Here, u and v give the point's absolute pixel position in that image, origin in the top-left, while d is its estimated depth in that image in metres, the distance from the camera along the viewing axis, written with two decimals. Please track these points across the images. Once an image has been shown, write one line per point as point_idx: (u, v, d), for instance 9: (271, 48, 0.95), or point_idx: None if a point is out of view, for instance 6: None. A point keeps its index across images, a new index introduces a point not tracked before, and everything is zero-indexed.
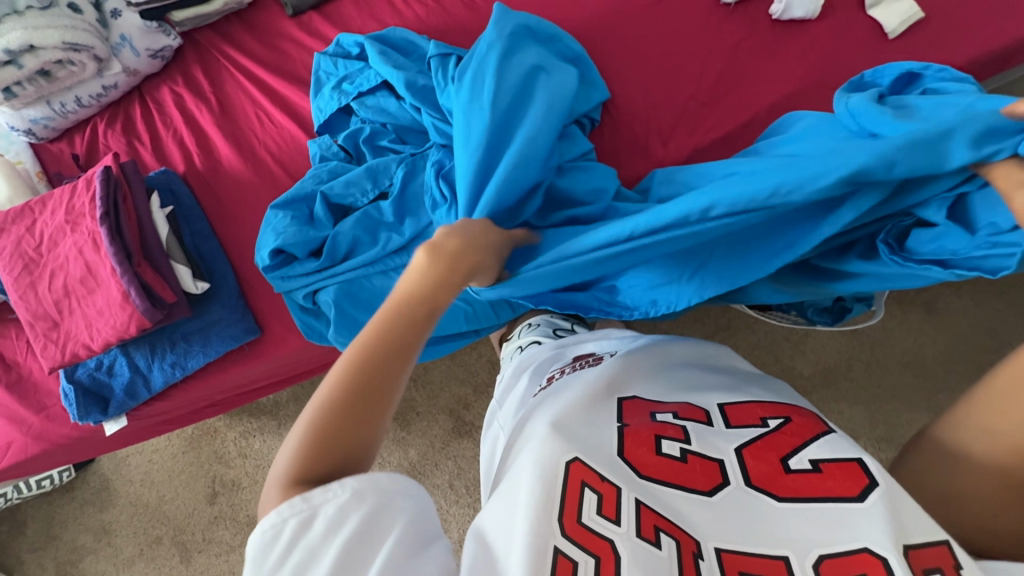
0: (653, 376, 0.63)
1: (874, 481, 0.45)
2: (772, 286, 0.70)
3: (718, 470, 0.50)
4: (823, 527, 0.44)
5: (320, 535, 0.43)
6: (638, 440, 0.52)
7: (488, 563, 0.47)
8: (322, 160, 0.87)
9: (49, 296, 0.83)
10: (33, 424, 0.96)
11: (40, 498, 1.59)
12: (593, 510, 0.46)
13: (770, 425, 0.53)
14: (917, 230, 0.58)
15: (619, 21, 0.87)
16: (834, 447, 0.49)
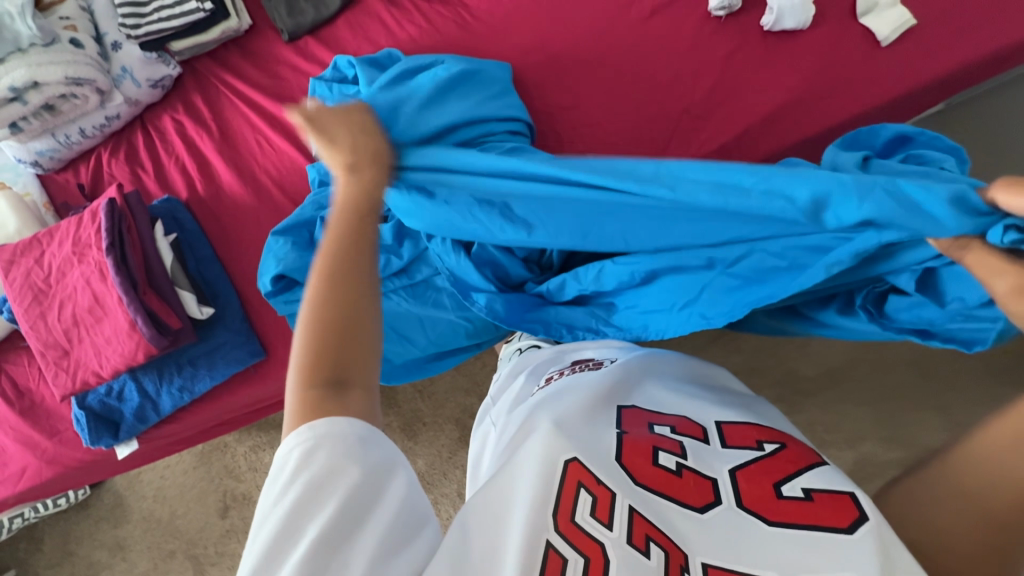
0: (649, 387, 0.64)
1: (864, 515, 0.45)
2: (762, 318, 0.71)
3: (710, 488, 0.50)
4: (810, 552, 0.43)
5: (319, 474, 0.41)
6: (636, 450, 0.53)
7: (468, 545, 0.45)
8: (320, 184, 0.88)
9: (59, 326, 0.85)
10: (47, 449, 0.98)
11: (55, 516, 1.62)
12: (586, 511, 0.47)
13: (766, 448, 0.53)
14: (893, 296, 0.60)
15: (611, 36, 0.88)
16: (826, 477, 0.50)
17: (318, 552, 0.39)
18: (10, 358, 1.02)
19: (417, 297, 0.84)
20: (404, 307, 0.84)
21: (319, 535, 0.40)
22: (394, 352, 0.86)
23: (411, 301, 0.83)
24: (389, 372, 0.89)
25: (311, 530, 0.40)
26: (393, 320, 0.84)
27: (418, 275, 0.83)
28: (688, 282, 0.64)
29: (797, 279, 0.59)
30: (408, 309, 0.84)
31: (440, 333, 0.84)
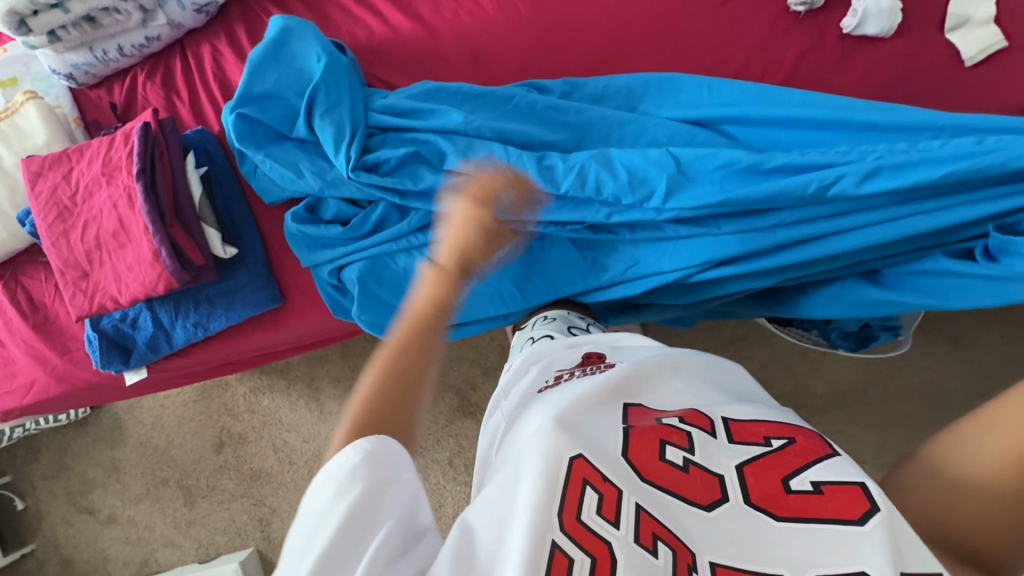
0: (662, 386, 0.59)
1: (875, 506, 0.43)
2: (867, 284, 0.71)
3: (718, 485, 0.47)
4: (822, 549, 0.42)
5: (327, 495, 0.42)
6: (642, 444, 0.49)
7: (475, 561, 0.43)
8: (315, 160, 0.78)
9: (81, 247, 0.84)
10: (57, 365, 0.99)
11: (68, 428, 1.88)
12: (593, 510, 0.44)
13: (772, 444, 0.50)
14: (918, 277, 0.68)
15: (680, 21, 0.83)
16: (838, 469, 0.47)
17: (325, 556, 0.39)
18: (28, 272, 1.01)
19: None
20: None
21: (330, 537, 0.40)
22: None
23: None
24: None
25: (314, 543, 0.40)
26: None
27: (421, 221, 0.78)
28: (776, 223, 0.67)
29: (864, 229, 0.65)
30: None
31: (464, 300, 0.80)
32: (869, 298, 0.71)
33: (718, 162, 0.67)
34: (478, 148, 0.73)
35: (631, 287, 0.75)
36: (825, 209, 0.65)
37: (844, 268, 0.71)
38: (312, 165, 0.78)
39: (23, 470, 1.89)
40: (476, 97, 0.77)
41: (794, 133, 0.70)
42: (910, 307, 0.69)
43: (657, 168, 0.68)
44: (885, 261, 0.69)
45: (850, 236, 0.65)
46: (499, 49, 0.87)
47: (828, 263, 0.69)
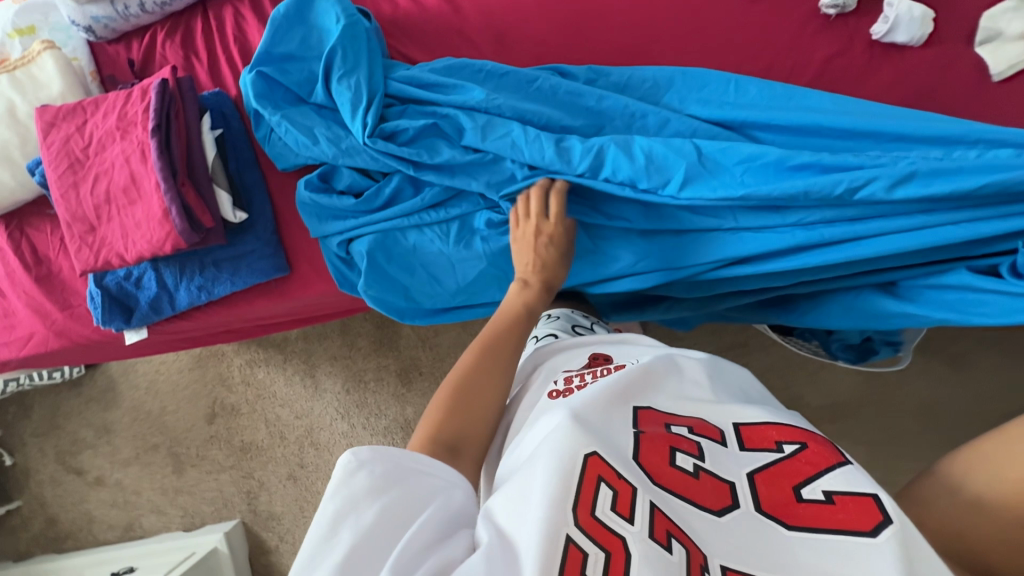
0: (672, 385, 0.59)
1: (887, 517, 0.42)
2: (880, 295, 0.71)
3: (728, 492, 0.48)
4: (831, 560, 0.42)
5: (359, 490, 0.45)
6: (653, 447, 0.50)
7: (494, 552, 0.44)
8: (332, 126, 0.77)
9: (90, 200, 0.83)
10: (57, 320, 0.98)
11: (61, 389, 1.88)
12: (607, 506, 0.45)
13: (784, 450, 0.50)
14: (935, 292, 0.68)
15: (708, 17, 0.83)
16: (850, 478, 0.46)
17: (357, 549, 0.42)
18: (33, 224, 1.00)
19: (452, 238, 0.79)
20: (438, 247, 0.80)
21: (353, 544, 0.42)
22: (422, 293, 0.82)
23: (444, 242, 0.79)
24: (409, 313, 0.86)
25: (346, 537, 0.43)
26: (425, 259, 0.80)
27: (434, 193, 0.78)
28: (795, 223, 0.66)
29: (884, 239, 0.64)
30: (440, 250, 0.79)
31: (472, 280, 0.80)
32: (879, 308, 0.71)
33: (741, 155, 0.66)
34: (497, 126, 0.73)
35: (642, 280, 0.75)
36: (845, 212, 0.65)
37: (861, 275, 0.71)
38: (328, 132, 0.77)
39: (14, 427, 1.90)
40: (498, 76, 0.76)
41: (825, 123, 0.68)
42: (924, 322, 0.69)
43: (677, 156, 0.67)
44: (901, 273, 0.69)
45: (875, 242, 0.64)
46: (523, 33, 0.87)
47: (845, 270, 0.69)
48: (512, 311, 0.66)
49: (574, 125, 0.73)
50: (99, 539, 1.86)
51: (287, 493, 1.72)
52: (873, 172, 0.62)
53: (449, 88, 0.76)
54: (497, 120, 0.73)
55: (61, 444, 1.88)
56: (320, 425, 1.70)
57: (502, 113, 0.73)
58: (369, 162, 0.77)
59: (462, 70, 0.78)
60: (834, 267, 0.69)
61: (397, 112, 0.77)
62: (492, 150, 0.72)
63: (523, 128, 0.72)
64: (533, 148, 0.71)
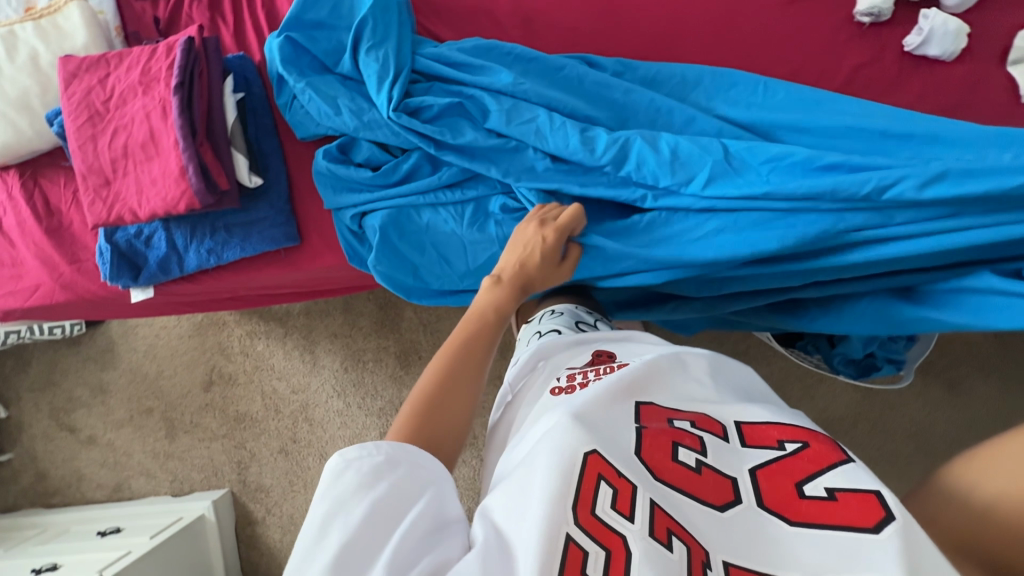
0: (676, 381, 0.58)
1: (890, 514, 0.42)
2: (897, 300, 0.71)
3: (730, 487, 0.48)
4: (834, 557, 0.42)
5: (348, 490, 0.45)
6: (654, 445, 0.50)
7: (494, 549, 0.46)
8: (356, 97, 0.77)
9: (107, 154, 0.83)
10: (64, 273, 0.98)
11: (60, 346, 1.88)
12: (607, 504, 0.46)
13: (787, 448, 0.49)
14: (957, 297, 0.68)
15: (740, 17, 0.82)
16: (852, 475, 0.46)
17: (348, 549, 0.42)
18: (47, 176, 1.00)
19: (466, 220, 0.79)
20: (451, 228, 0.79)
21: (343, 545, 0.42)
22: (431, 275, 0.80)
23: (459, 224, 0.79)
24: (415, 291, 0.84)
25: (337, 537, 0.43)
26: (437, 238, 0.79)
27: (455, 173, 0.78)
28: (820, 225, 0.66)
29: (909, 242, 0.63)
30: (454, 231, 0.79)
31: (481, 264, 0.78)
32: (899, 314, 0.71)
33: (769, 154, 0.67)
34: (523, 110, 0.73)
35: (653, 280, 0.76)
36: (869, 214, 0.64)
37: (882, 280, 0.70)
38: (352, 104, 0.76)
39: (11, 380, 1.91)
40: (527, 61, 0.76)
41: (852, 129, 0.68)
42: (945, 328, 0.69)
43: (704, 153, 0.68)
44: (921, 278, 0.69)
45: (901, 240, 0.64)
46: (553, 19, 0.86)
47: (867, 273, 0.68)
48: (484, 313, 0.60)
49: (599, 115, 0.73)
50: (87, 497, 1.87)
51: (277, 466, 1.73)
52: (902, 173, 0.62)
53: (477, 69, 0.76)
54: (526, 103, 0.73)
55: (56, 401, 1.88)
56: (315, 401, 1.70)
57: (528, 98, 0.73)
58: (390, 136, 0.76)
59: (491, 51, 0.77)
60: (855, 268, 0.68)
61: (423, 88, 0.76)
62: (516, 133, 0.72)
63: (549, 115, 0.72)
64: (557, 135, 0.71)
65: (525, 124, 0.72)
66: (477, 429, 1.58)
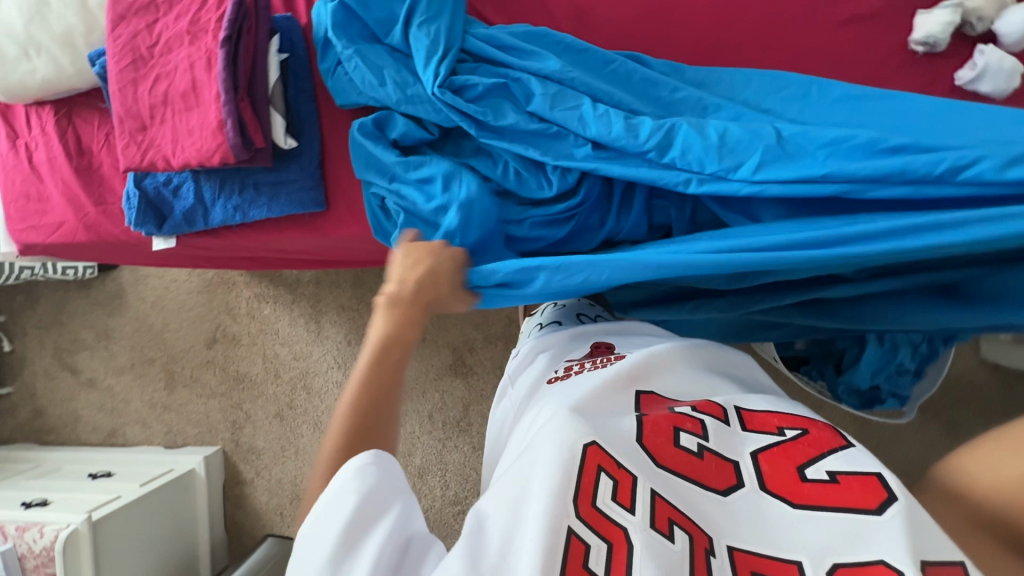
0: (675, 376, 0.63)
1: (892, 494, 0.44)
2: (929, 295, 0.72)
3: (733, 471, 0.49)
4: (838, 537, 0.43)
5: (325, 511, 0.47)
6: (657, 430, 0.52)
7: (482, 556, 0.44)
8: (402, 71, 0.77)
9: (147, 99, 0.83)
10: (89, 214, 0.99)
11: (70, 287, 1.89)
12: (608, 496, 0.46)
13: (785, 434, 0.52)
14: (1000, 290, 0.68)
15: (794, 32, 0.82)
16: (852, 459, 0.48)
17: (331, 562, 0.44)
18: (82, 115, 1.00)
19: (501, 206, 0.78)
20: None
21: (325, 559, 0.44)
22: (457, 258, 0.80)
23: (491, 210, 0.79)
24: None
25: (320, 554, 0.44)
26: None
27: (500, 155, 0.77)
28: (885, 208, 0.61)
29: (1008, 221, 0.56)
30: None
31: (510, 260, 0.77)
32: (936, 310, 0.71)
33: (827, 138, 0.64)
34: (568, 97, 0.72)
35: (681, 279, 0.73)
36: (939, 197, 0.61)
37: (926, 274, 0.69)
38: (397, 76, 0.76)
39: (18, 315, 1.92)
40: (576, 52, 0.76)
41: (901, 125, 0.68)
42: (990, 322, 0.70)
43: (755, 138, 0.65)
44: (960, 275, 0.69)
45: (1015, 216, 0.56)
46: (603, 14, 0.86)
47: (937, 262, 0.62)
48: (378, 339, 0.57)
49: (643, 108, 0.72)
50: (81, 439, 1.89)
51: (271, 430, 1.74)
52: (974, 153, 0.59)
53: (526, 54, 0.76)
54: (573, 89, 0.73)
55: (59, 340, 1.90)
56: (316, 370, 1.71)
57: (574, 86, 0.73)
58: (431, 110, 0.76)
59: (541, 38, 0.77)
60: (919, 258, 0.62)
61: (469, 68, 0.76)
62: (561, 117, 0.71)
63: (596, 103, 0.71)
64: (602, 124, 0.70)
65: (573, 110, 0.71)
66: (472, 416, 1.59)
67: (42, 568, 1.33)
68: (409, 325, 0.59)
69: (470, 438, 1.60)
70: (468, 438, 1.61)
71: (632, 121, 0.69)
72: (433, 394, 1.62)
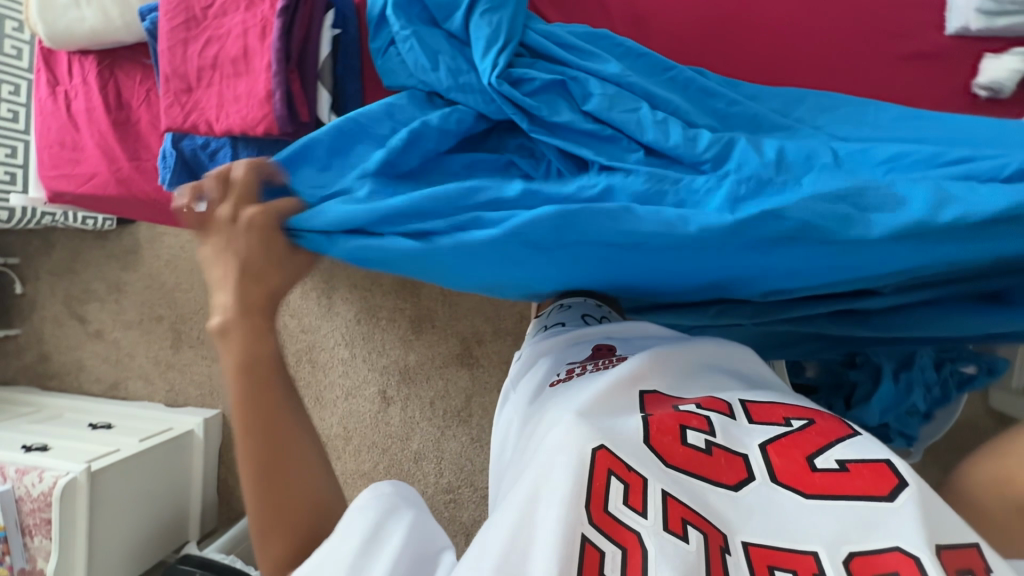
0: (682, 373, 0.61)
1: (903, 481, 0.44)
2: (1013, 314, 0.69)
3: (744, 465, 0.48)
4: (852, 526, 0.42)
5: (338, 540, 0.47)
6: (664, 428, 0.50)
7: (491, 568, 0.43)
8: (457, 57, 0.76)
9: (195, 61, 0.82)
10: (122, 168, 0.98)
11: (86, 237, 1.89)
12: (619, 500, 0.45)
13: (792, 425, 0.51)
14: None
15: (856, 62, 0.80)
16: (861, 447, 0.47)
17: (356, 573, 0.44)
18: (124, 69, 1.00)
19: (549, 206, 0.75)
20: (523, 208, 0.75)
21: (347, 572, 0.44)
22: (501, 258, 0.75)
23: None
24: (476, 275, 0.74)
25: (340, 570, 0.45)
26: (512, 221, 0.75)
27: (544, 154, 0.74)
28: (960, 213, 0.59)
29: None
30: None
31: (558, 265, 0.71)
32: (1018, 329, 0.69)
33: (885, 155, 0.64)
34: (626, 100, 0.71)
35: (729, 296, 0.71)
36: None
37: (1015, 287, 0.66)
38: (451, 62, 0.75)
39: (32, 259, 1.92)
40: (635, 56, 0.76)
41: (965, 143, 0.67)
42: None
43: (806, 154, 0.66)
44: None
45: None
46: (663, 23, 0.84)
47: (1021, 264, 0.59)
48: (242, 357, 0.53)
49: (702, 118, 0.72)
50: (83, 388, 1.90)
51: None
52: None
53: (585, 54, 0.75)
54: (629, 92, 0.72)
55: (71, 288, 1.90)
56: (322, 345, 1.71)
57: (632, 89, 0.72)
58: (481, 98, 0.75)
59: (601, 40, 0.76)
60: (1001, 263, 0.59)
61: (525, 62, 0.75)
62: (617, 119, 0.70)
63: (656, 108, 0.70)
64: (658, 131, 0.69)
65: (632, 113, 0.70)
66: (473, 408, 1.59)
67: (38, 513, 1.35)
68: (259, 337, 0.55)
69: (468, 429, 1.60)
70: (466, 429, 1.61)
71: (689, 130, 0.69)
72: (437, 381, 1.63)
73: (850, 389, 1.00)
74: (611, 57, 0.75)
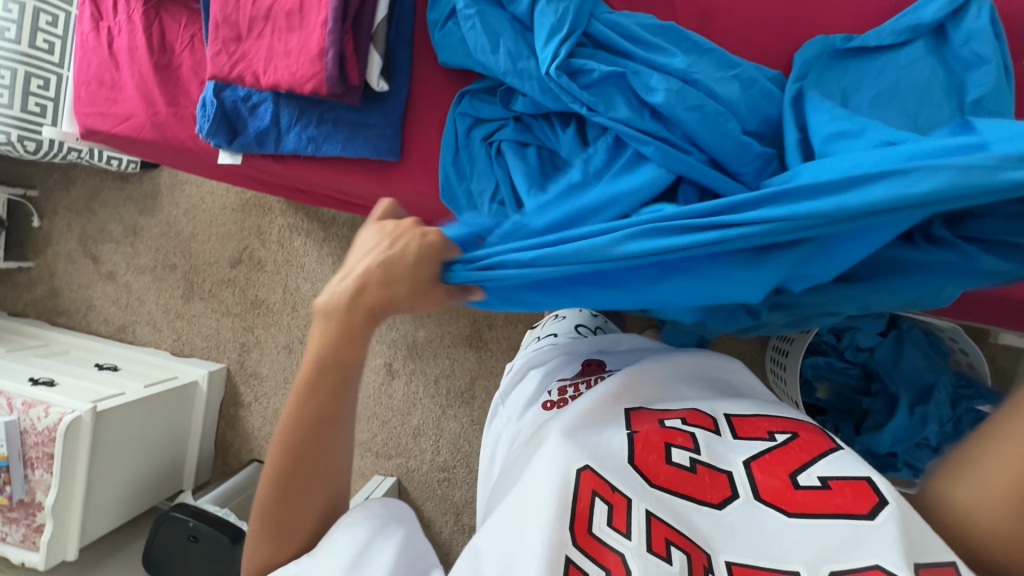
0: (668, 383, 0.63)
1: (881, 498, 0.46)
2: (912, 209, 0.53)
3: (727, 483, 0.50)
4: (833, 545, 0.45)
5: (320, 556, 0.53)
6: (649, 447, 0.53)
7: None
8: (518, 39, 0.74)
9: (248, 10, 0.80)
10: (159, 113, 0.96)
11: (107, 178, 1.88)
12: (604, 521, 0.47)
13: (776, 439, 0.54)
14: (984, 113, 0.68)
15: None
16: (842, 463, 0.50)
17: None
18: (170, 11, 0.98)
19: None
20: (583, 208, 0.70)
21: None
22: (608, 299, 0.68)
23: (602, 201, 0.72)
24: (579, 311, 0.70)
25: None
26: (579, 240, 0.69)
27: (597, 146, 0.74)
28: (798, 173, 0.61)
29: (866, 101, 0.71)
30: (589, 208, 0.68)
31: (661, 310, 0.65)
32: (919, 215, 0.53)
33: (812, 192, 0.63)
34: (690, 96, 0.68)
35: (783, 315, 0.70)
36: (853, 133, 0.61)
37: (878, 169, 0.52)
38: (511, 46, 0.74)
39: (51, 193, 1.92)
40: (702, 52, 0.74)
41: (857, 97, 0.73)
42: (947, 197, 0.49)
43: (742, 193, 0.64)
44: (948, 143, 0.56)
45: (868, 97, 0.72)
46: (728, 22, 0.82)
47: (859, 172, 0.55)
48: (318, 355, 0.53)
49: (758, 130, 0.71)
50: (91, 328, 1.91)
51: (278, 360, 1.74)
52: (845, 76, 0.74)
53: (650, 47, 0.74)
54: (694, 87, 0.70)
55: (86, 226, 1.89)
56: None
57: (695, 85, 0.70)
58: (536, 88, 0.74)
59: (669, 35, 0.75)
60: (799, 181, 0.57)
61: (588, 53, 0.73)
62: (679, 116, 0.68)
63: (718, 107, 0.68)
64: (714, 137, 0.67)
65: (695, 113, 0.68)
66: (477, 390, 1.57)
67: (40, 447, 1.35)
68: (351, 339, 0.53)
69: (470, 411, 1.58)
70: (468, 410, 1.59)
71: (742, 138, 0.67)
72: (443, 359, 1.60)
73: (862, 415, 0.96)
74: (675, 53, 0.72)
